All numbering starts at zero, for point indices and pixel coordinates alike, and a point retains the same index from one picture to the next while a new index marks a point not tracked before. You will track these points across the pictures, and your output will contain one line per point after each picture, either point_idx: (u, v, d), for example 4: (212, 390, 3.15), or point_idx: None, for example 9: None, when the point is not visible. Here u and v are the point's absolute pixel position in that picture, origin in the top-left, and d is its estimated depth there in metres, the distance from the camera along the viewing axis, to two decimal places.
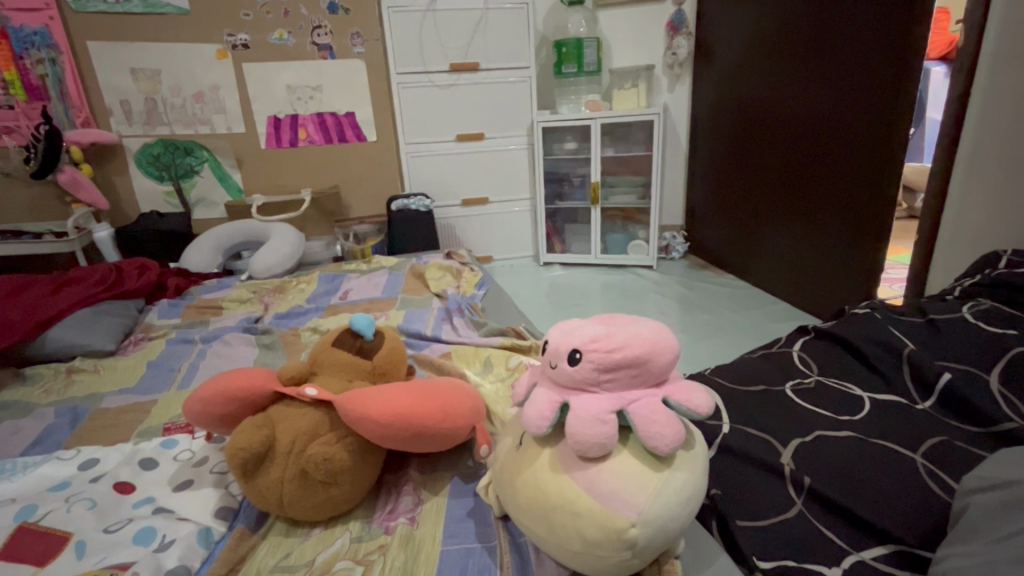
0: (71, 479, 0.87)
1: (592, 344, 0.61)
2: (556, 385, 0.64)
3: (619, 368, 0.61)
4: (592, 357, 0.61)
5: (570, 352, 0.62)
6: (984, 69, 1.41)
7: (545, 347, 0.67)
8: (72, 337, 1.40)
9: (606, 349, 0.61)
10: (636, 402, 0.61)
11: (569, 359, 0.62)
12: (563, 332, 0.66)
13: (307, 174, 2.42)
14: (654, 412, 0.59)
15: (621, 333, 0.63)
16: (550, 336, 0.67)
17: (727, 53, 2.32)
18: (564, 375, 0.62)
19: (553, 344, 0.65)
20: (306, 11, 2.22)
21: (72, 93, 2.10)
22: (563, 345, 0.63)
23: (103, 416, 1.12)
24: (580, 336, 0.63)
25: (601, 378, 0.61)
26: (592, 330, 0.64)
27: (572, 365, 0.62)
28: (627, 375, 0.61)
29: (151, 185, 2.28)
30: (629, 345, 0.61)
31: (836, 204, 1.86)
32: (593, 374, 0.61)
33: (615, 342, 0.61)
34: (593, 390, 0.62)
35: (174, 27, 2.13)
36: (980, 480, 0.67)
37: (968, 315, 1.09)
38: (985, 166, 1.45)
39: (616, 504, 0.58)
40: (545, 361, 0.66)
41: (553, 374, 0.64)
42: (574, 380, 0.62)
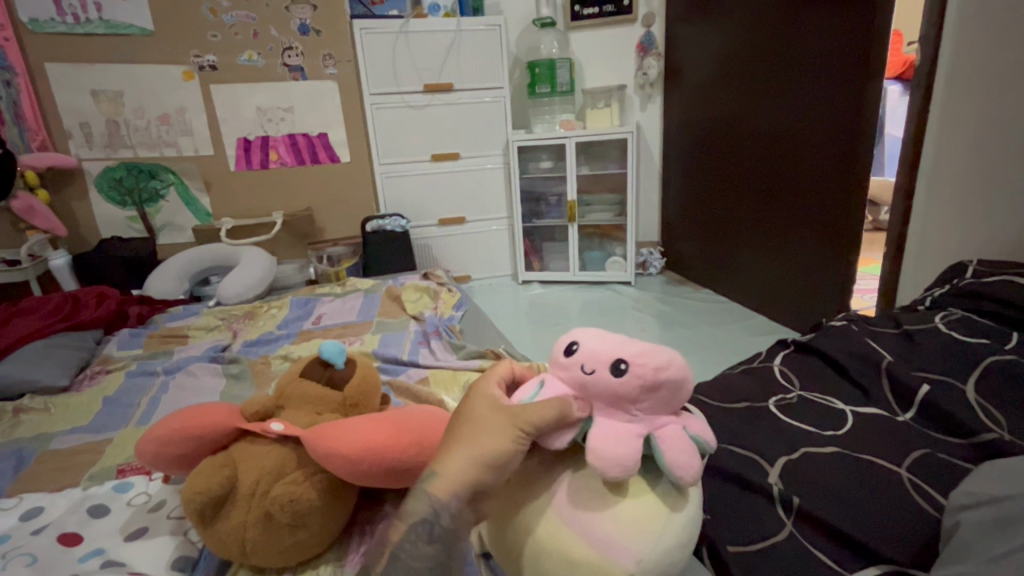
0: (10, 531, 0.79)
1: (633, 356, 0.58)
2: (578, 387, 0.60)
3: (661, 390, 0.57)
4: (640, 374, 0.56)
5: (617, 362, 0.58)
6: (940, 87, 1.46)
7: (574, 347, 0.62)
8: (17, 374, 1.31)
9: (655, 367, 0.56)
10: (663, 427, 0.57)
11: (614, 370, 0.58)
12: (598, 339, 0.62)
13: (279, 196, 2.37)
14: (681, 439, 0.56)
15: (666, 351, 0.59)
16: (584, 339, 0.62)
17: (695, 73, 2.37)
18: (599, 385, 0.58)
19: (589, 349, 0.61)
20: (276, 32, 2.20)
21: (28, 116, 2.01)
22: (607, 353, 0.59)
23: (53, 457, 1.04)
24: (627, 346, 0.59)
25: (641, 397, 0.57)
26: (637, 343, 0.59)
27: (615, 376, 0.57)
28: (662, 400, 0.57)
29: (112, 210, 2.20)
30: (675, 366, 0.57)
31: (808, 218, 1.89)
32: (635, 391, 0.56)
33: (666, 363, 0.57)
34: (623, 405, 0.57)
35: (138, 49, 2.08)
36: (968, 496, 0.67)
37: (941, 325, 1.11)
38: (944, 180, 1.50)
39: (611, 549, 0.54)
40: (574, 362, 0.61)
41: (580, 377, 0.60)
42: (611, 393, 0.57)
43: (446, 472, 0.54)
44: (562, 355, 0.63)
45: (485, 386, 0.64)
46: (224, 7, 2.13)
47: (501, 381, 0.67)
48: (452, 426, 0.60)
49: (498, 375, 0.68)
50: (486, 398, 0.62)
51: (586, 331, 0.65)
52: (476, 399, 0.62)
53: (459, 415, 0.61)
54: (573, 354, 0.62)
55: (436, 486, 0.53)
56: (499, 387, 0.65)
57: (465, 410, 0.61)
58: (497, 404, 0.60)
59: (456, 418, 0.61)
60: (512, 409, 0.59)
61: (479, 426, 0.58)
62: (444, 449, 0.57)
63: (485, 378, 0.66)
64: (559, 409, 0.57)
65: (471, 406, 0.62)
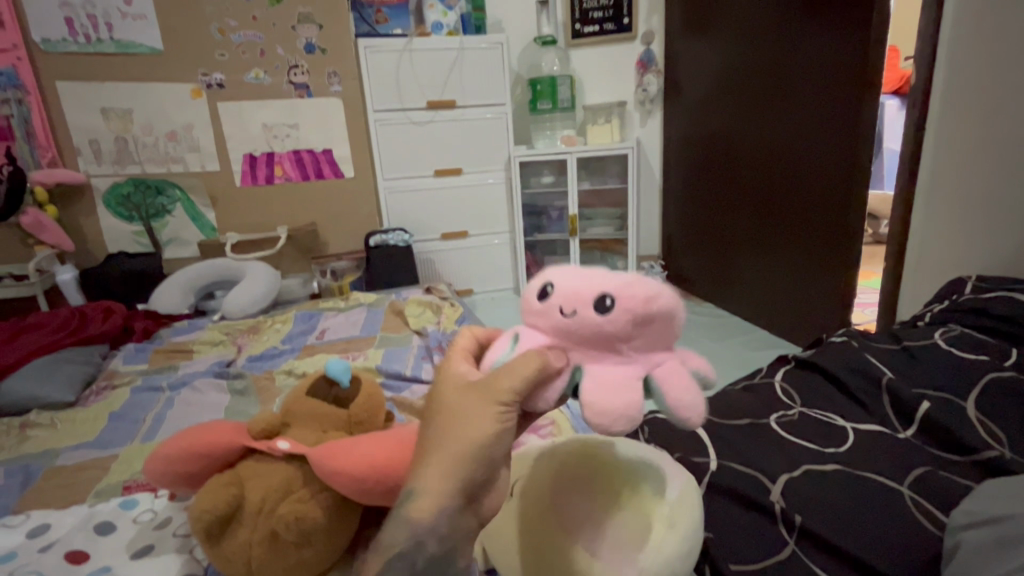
0: (18, 549, 0.80)
1: (618, 290, 0.54)
2: (560, 334, 0.56)
3: (652, 323, 0.54)
4: (628, 308, 0.53)
5: (600, 298, 0.54)
6: (935, 107, 1.50)
7: (548, 291, 0.58)
8: (24, 389, 1.32)
9: (643, 298, 0.53)
10: (659, 366, 0.55)
11: (598, 308, 0.54)
12: (576, 278, 0.58)
13: (284, 211, 2.40)
14: (681, 377, 0.54)
15: (651, 281, 0.56)
16: (559, 280, 0.58)
17: (694, 89, 2.40)
18: (584, 326, 0.54)
19: (566, 289, 0.56)
20: (282, 51, 2.24)
21: (38, 133, 2.04)
22: (588, 291, 0.55)
23: (59, 473, 1.05)
24: (607, 281, 0.55)
25: (631, 334, 0.54)
26: (618, 277, 0.56)
27: (601, 314, 0.54)
28: (655, 336, 0.55)
29: (119, 225, 2.22)
30: (664, 297, 0.55)
31: (807, 232, 1.91)
32: (626, 327, 0.53)
33: (652, 293, 0.54)
34: (614, 346, 0.54)
35: (147, 68, 2.12)
36: (968, 516, 0.67)
37: (940, 341, 1.12)
38: (942, 197, 1.52)
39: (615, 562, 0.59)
40: (551, 306, 0.56)
41: (562, 323, 0.55)
42: (598, 332, 0.54)
43: (431, 486, 0.49)
44: (536, 303, 0.58)
45: (450, 365, 0.58)
46: (232, 27, 2.17)
47: (466, 355, 0.61)
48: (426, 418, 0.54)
49: (461, 349, 0.61)
50: (454, 377, 0.56)
51: (559, 272, 0.60)
52: (444, 381, 0.56)
53: (429, 404, 0.55)
54: (549, 298, 0.57)
55: (423, 504, 0.49)
56: (467, 363, 0.59)
57: (434, 396, 0.55)
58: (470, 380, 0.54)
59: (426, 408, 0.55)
60: (486, 382, 0.52)
61: (454, 415, 0.51)
62: (426, 450, 0.51)
63: (448, 358, 0.60)
64: (538, 364, 0.52)
65: (441, 392, 0.55)
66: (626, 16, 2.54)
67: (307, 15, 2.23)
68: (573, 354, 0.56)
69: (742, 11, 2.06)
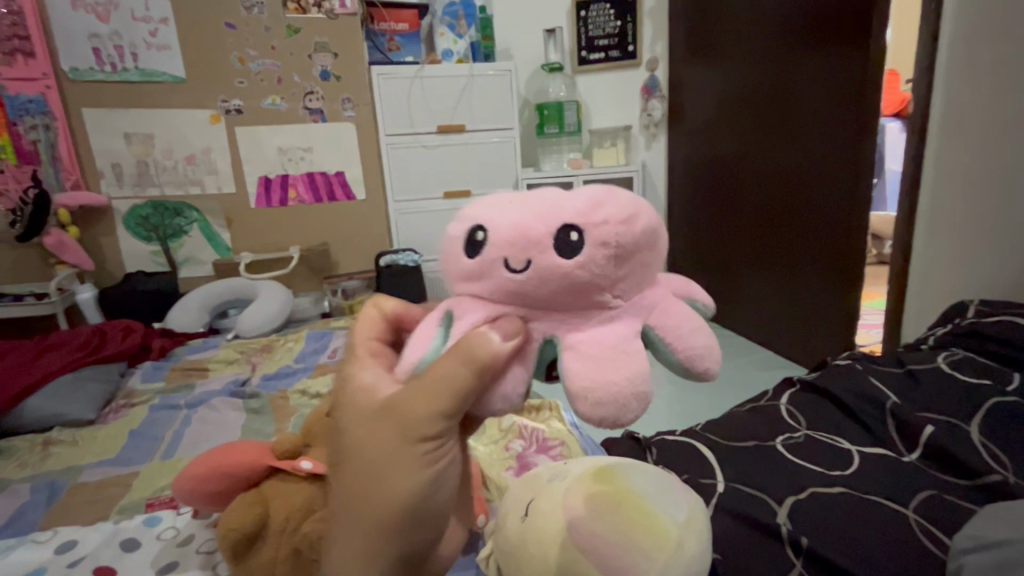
0: (47, 564, 0.83)
1: (584, 214, 0.36)
2: (512, 298, 0.38)
3: (637, 253, 0.37)
4: (603, 239, 0.35)
5: (560, 232, 0.36)
6: (934, 134, 1.55)
7: (478, 238, 0.38)
8: (48, 408, 1.36)
9: (622, 220, 0.36)
10: (654, 308, 0.38)
11: (560, 247, 0.36)
12: (510, 206, 0.38)
13: (297, 231, 2.46)
14: (685, 315, 0.38)
15: (621, 192, 0.38)
16: (488, 216, 0.38)
17: (698, 115, 2.46)
18: (547, 281, 0.36)
19: (503, 226, 0.37)
20: (299, 78, 2.32)
21: (63, 157, 2.12)
22: (538, 225, 0.36)
23: (83, 490, 1.08)
24: (561, 204, 0.37)
25: (615, 278, 0.36)
26: (575, 192, 0.38)
27: (567, 255, 0.35)
28: (643, 269, 0.38)
29: (138, 245, 2.28)
30: (642, 212, 0.38)
31: (811, 253, 1.94)
32: (605, 267, 0.36)
33: (628, 210, 0.37)
34: (593, 296, 0.37)
35: (169, 95, 2.20)
36: (971, 540, 0.69)
37: (943, 365, 1.15)
38: (944, 221, 1.56)
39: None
40: (488, 262, 0.37)
41: (510, 283, 0.37)
42: (570, 284, 0.36)
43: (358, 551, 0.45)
44: (463, 260, 0.39)
45: (357, 372, 0.48)
46: (252, 56, 2.26)
47: (376, 353, 0.50)
48: (345, 453, 0.46)
49: (369, 346, 0.50)
50: (366, 398, 0.45)
51: (484, 204, 0.40)
52: (354, 405, 0.46)
53: (345, 435, 0.46)
54: (482, 250, 0.37)
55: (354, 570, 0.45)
56: (378, 368, 0.48)
57: (348, 424, 0.46)
58: (383, 401, 0.44)
59: (342, 438, 0.46)
60: (403, 408, 0.42)
61: (368, 465, 0.44)
62: (350, 496, 0.45)
63: (352, 360, 0.49)
64: (466, 369, 0.38)
65: (351, 425, 0.45)
66: (631, 44, 2.61)
67: (323, 45, 2.32)
68: (536, 321, 0.39)
69: (743, 40, 2.12)
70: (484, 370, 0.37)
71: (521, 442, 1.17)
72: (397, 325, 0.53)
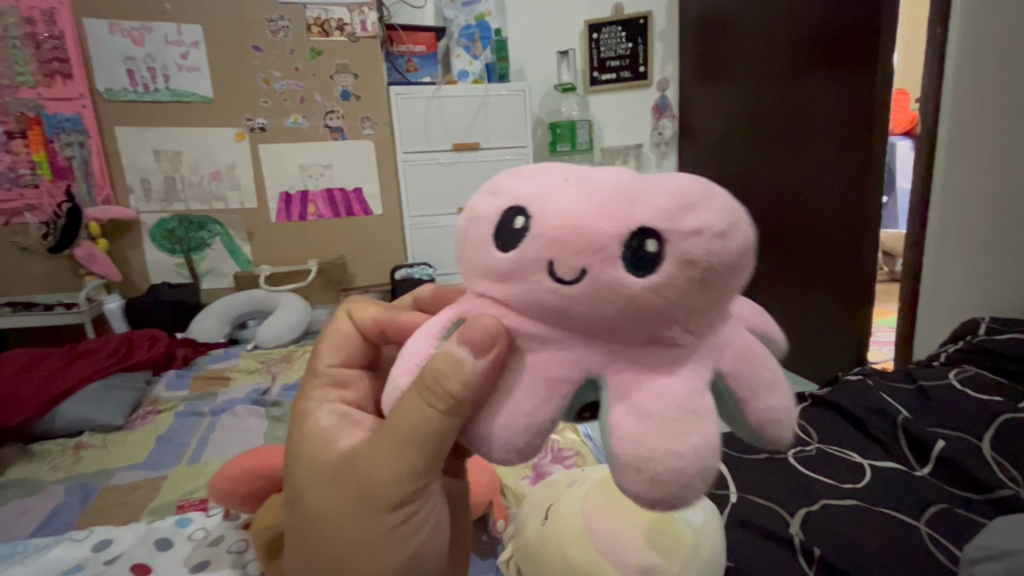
0: (84, 561, 0.86)
1: (669, 227, 0.30)
2: (555, 315, 0.34)
3: (721, 282, 0.32)
4: (686, 255, 0.30)
5: (631, 237, 0.31)
6: (943, 154, 1.58)
7: (519, 224, 0.34)
8: (80, 412, 1.41)
9: (711, 241, 0.30)
10: (728, 358, 0.34)
11: (630, 258, 0.31)
12: (565, 196, 0.33)
13: (316, 245, 2.53)
14: (761, 372, 0.35)
15: (712, 197, 0.32)
16: (539, 206, 0.33)
17: (708, 133, 2.51)
18: (603, 299, 0.31)
19: (556, 219, 0.32)
20: (321, 98, 2.41)
21: (96, 173, 2.21)
22: (605, 225, 0.31)
23: (114, 492, 1.12)
24: (639, 205, 0.31)
25: (691, 305, 0.32)
26: (651, 191, 0.32)
27: (638, 271, 0.31)
28: (719, 298, 0.33)
29: (162, 257, 2.36)
30: (736, 233, 0.32)
31: (821, 269, 1.96)
32: (681, 291, 0.31)
33: (716, 218, 0.31)
34: (657, 327, 0.32)
35: (197, 114, 2.29)
36: (980, 550, 0.70)
37: (955, 382, 1.16)
38: (954, 240, 1.58)
39: None
40: (531, 262, 0.33)
41: (554, 294, 0.32)
42: (632, 305, 0.31)
43: None
44: (495, 255, 0.34)
45: (313, 416, 0.44)
46: (276, 77, 2.35)
47: (336, 383, 0.47)
48: (306, 524, 0.41)
49: (329, 374, 0.48)
50: (322, 455, 0.41)
51: (529, 180, 0.35)
52: (309, 465, 0.42)
53: (302, 500, 0.41)
54: (524, 244, 0.33)
55: None
56: (335, 405, 0.45)
57: (307, 489, 0.41)
58: (343, 458, 0.40)
59: (302, 504, 0.41)
60: (362, 461, 0.39)
61: (336, 531, 0.39)
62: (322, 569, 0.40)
63: (307, 395, 0.47)
64: (433, 405, 0.36)
65: (309, 488, 0.41)
66: (641, 65, 2.68)
67: (345, 66, 2.41)
68: (582, 347, 0.34)
69: (753, 62, 2.17)
70: (458, 403, 0.35)
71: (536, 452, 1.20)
72: (368, 340, 0.50)
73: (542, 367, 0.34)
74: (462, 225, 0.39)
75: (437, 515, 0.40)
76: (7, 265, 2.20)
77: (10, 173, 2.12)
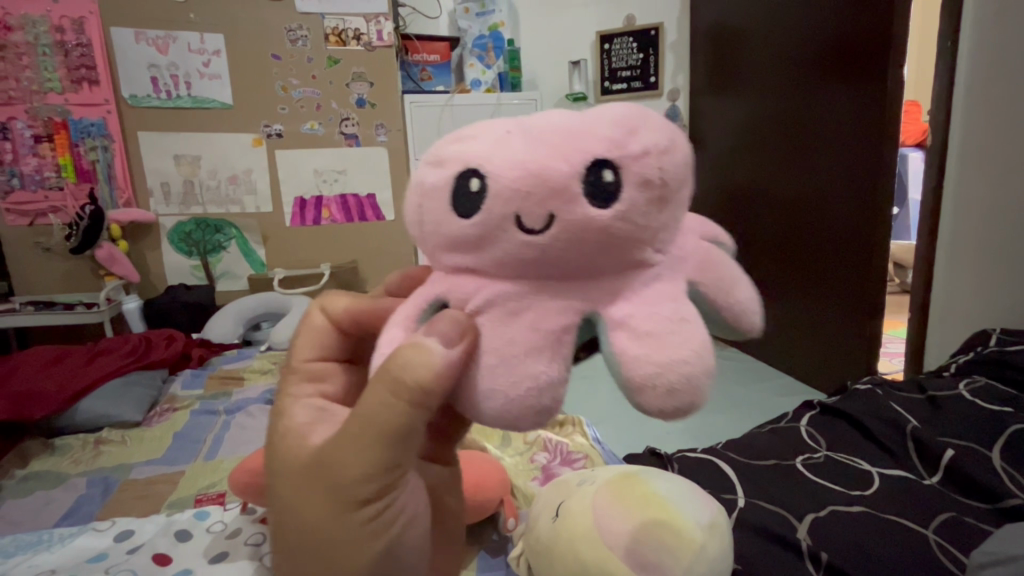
0: (107, 550, 0.89)
1: (617, 151, 0.32)
2: (522, 266, 0.33)
3: (672, 196, 0.34)
4: (640, 176, 0.32)
5: (587, 171, 0.31)
6: (953, 166, 1.59)
7: (475, 186, 0.32)
8: (100, 409, 1.45)
9: (657, 155, 0.32)
10: (690, 262, 0.36)
11: (590, 192, 0.31)
12: (516, 147, 0.32)
13: (329, 249, 2.57)
14: (719, 266, 0.37)
15: (638, 117, 0.34)
16: (487, 163, 0.32)
17: (718, 142, 2.52)
18: (576, 237, 0.32)
19: (516, 174, 0.31)
20: (337, 105, 2.46)
21: (118, 176, 2.27)
22: (560, 165, 0.31)
23: (134, 485, 1.15)
24: (583, 139, 0.32)
25: (653, 224, 0.33)
26: (585, 122, 0.33)
27: (605, 201, 0.31)
28: (673, 210, 0.35)
29: (180, 259, 2.41)
30: (673, 145, 0.34)
31: (833, 279, 1.96)
32: (645, 210, 0.32)
33: (657, 136, 0.33)
34: (629, 252, 0.34)
35: (217, 120, 2.35)
36: (988, 555, 0.71)
37: (965, 392, 1.16)
38: (964, 251, 1.58)
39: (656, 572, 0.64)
40: (497, 221, 0.32)
41: (528, 247, 0.32)
42: (602, 237, 0.32)
43: None
44: (457, 223, 0.33)
45: (288, 411, 0.42)
46: (294, 85, 2.41)
47: (313, 377, 0.46)
48: (276, 523, 0.39)
49: (304, 369, 0.46)
50: (292, 448, 0.39)
51: (472, 142, 0.34)
52: (281, 459, 0.39)
53: (276, 496, 0.39)
54: (487, 205, 0.32)
55: None
56: (313, 401, 0.43)
57: (278, 485, 0.39)
58: (313, 452, 0.38)
59: (275, 500, 0.39)
60: (335, 455, 0.36)
61: (312, 527, 0.37)
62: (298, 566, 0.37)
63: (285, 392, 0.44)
64: (400, 397, 0.34)
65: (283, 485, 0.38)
66: (652, 76, 2.70)
67: (361, 75, 2.46)
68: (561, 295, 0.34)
69: (765, 72, 2.19)
70: (428, 393, 0.34)
71: (545, 454, 1.21)
72: (343, 331, 0.49)
73: (538, 323, 0.33)
74: (410, 204, 0.38)
75: (412, 512, 0.38)
76: (31, 265, 2.26)
77: (37, 176, 2.19)
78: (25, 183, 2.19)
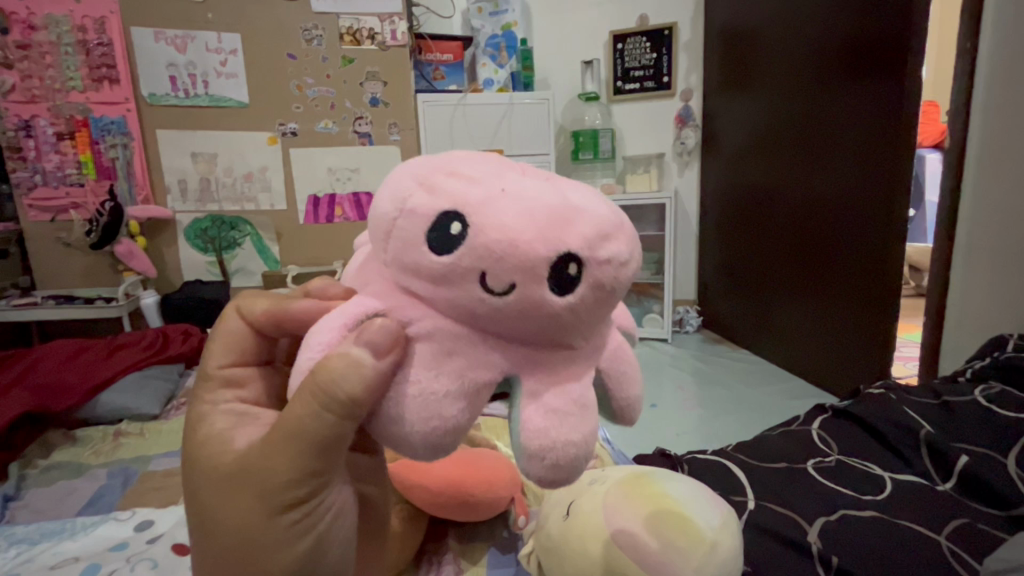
0: (128, 540, 0.91)
1: (588, 250, 0.34)
2: (468, 319, 0.35)
3: (615, 300, 0.37)
4: (598, 280, 0.34)
5: (556, 261, 0.33)
6: (971, 169, 1.56)
7: (455, 230, 0.34)
8: (120, 401, 1.48)
9: (616, 266, 0.35)
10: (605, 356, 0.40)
11: (553, 280, 0.33)
12: (496, 203, 0.34)
13: (341, 247, 2.59)
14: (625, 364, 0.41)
15: (613, 219, 0.36)
16: (475, 213, 0.34)
17: (732, 143, 2.51)
18: (525, 312, 0.34)
19: (490, 233, 0.33)
20: (351, 104, 2.48)
21: (137, 174, 2.31)
22: (538, 246, 0.33)
23: (152, 477, 1.18)
24: (565, 228, 0.33)
25: (592, 317, 0.36)
26: (561, 203, 0.35)
27: (560, 291, 0.34)
28: (612, 311, 0.38)
29: (196, 255, 2.45)
30: (631, 256, 0.37)
31: (847, 283, 1.94)
32: (588, 306, 0.35)
33: (623, 248, 0.36)
34: (563, 336, 0.36)
35: (233, 119, 2.38)
36: (1001, 562, 0.71)
37: (980, 397, 1.15)
38: (982, 255, 1.56)
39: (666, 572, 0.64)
40: (464, 271, 0.34)
41: (482, 302, 0.34)
42: (546, 319, 0.34)
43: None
44: (430, 256, 0.34)
45: (208, 417, 0.45)
46: (309, 83, 2.43)
47: (229, 383, 0.48)
48: (204, 528, 0.41)
49: (221, 375, 0.48)
50: (218, 456, 0.42)
51: (472, 184, 0.35)
52: (206, 466, 0.42)
53: (202, 502, 0.42)
54: (462, 251, 0.33)
55: None
56: (232, 406, 0.46)
57: (203, 491, 0.41)
58: (238, 457, 0.41)
59: (202, 506, 0.42)
60: (264, 464, 0.39)
61: (242, 532, 0.40)
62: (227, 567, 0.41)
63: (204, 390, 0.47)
64: (330, 409, 0.37)
65: (209, 491, 0.41)
66: (665, 76, 2.70)
67: (375, 74, 2.48)
68: (498, 348, 0.36)
69: (781, 73, 2.17)
70: (355, 405, 0.37)
71: None
72: (260, 333, 0.51)
73: (463, 371, 0.35)
74: (384, 211, 0.37)
75: (339, 509, 0.42)
76: (52, 260, 2.31)
77: (58, 173, 2.24)
78: (47, 179, 2.23)
